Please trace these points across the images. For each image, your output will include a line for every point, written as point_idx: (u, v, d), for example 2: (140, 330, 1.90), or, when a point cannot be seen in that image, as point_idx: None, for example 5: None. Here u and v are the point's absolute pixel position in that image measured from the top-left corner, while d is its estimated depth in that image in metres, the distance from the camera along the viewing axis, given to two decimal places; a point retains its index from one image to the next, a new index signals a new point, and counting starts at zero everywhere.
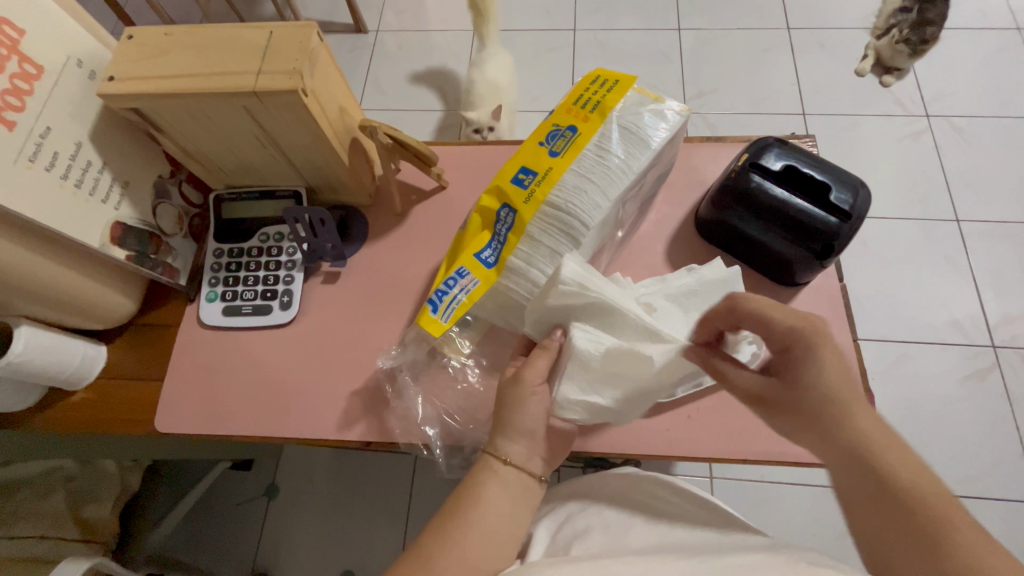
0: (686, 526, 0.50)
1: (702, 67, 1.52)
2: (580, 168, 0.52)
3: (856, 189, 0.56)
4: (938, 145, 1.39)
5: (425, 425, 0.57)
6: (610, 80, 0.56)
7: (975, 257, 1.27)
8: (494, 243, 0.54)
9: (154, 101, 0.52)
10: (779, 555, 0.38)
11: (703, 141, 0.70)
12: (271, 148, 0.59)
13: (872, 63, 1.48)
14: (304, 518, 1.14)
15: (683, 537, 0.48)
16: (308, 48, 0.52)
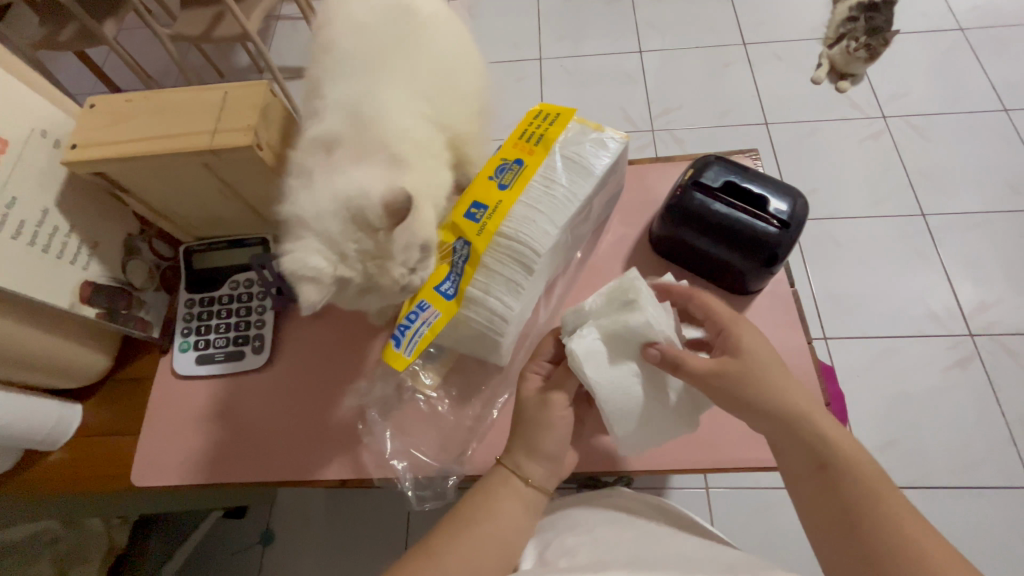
0: (676, 542, 0.51)
1: (666, 85, 1.57)
2: (528, 199, 0.55)
3: (793, 199, 0.59)
4: (897, 144, 1.44)
5: (394, 459, 0.57)
6: (552, 114, 0.59)
7: (944, 249, 1.31)
8: (453, 275, 0.56)
9: (118, 164, 0.54)
10: None
11: (653, 161, 0.74)
12: (234, 200, 0.61)
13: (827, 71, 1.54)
14: (301, 563, 1.12)
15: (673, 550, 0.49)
16: (262, 105, 0.55)
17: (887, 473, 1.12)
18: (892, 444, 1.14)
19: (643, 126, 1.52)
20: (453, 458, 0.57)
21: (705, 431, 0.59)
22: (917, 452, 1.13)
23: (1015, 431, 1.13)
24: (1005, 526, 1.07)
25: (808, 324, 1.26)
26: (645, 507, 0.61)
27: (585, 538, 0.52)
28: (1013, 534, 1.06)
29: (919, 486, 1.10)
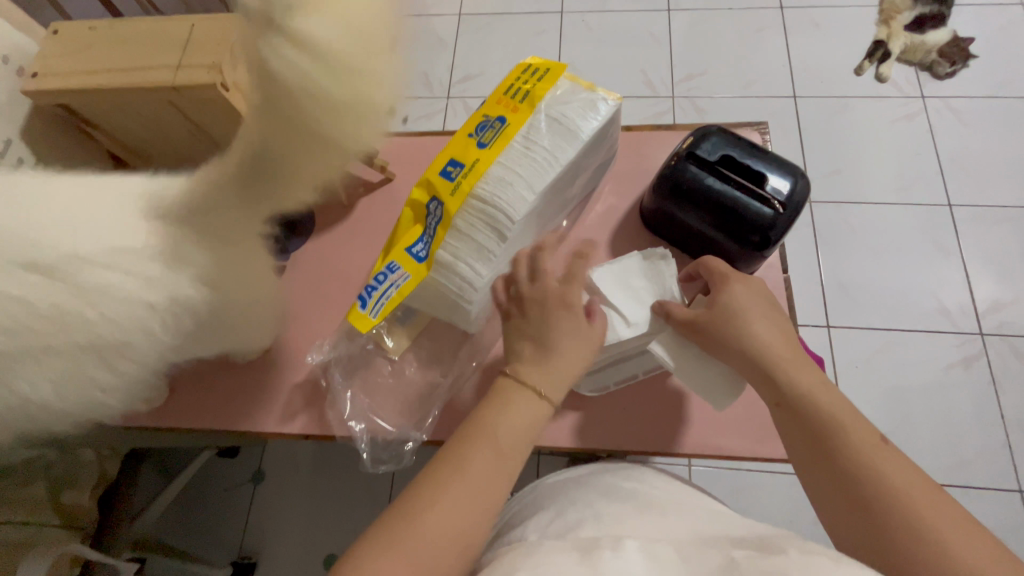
0: (680, 508, 0.49)
1: (692, 48, 1.48)
2: (506, 161, 0.51)
3: (795, 179, 0.55)
4: (932, 127, 1.35)
5: (353, 419, 0.57)
6: (541, 70, 0.56)
7: (965, 243, 1.24)
8: (425, 237, 0.53)
9: (79, 96, 0.52)
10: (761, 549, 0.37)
11: (653, 129, 0.69)
12: (206, 142, 0.59)
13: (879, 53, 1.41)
14: (288, 503, 1.15)
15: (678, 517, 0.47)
16: (230, 41, 0.52)
17: None
18: None
19: (663, 92, 1.43)
20: (414, 423, 0.57)
21: (673, 415, 0.58)
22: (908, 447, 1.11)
23: (1012, 434, 1.10)
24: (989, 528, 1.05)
25: (811, 310, 1.22)
26: (643, 474, 0.57)
27: (591, 513, 0.48)
28: None
29: None
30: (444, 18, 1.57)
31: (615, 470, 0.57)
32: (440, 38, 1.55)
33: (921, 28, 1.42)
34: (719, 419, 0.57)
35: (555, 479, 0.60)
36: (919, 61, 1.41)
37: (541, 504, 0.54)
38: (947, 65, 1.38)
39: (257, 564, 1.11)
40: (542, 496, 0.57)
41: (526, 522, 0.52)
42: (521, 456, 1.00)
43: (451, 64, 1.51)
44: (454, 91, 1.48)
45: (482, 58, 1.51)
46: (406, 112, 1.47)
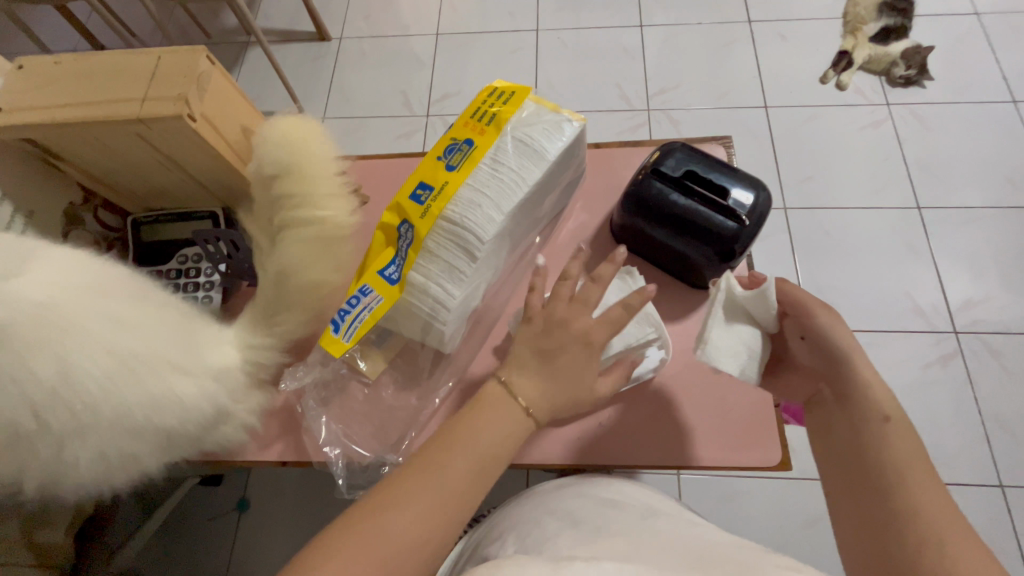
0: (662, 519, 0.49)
1: (665, 62, 1.51)
2: (474, 182, 0.52)
3: (758, 191, 0.57)
4: (898, 134, 1.39)
5: (329, 444, 0.57)
6: (507, 93, 0.57)
7: (936, 245, 1.28)
8: (397, 259, 0.54)
9: (46, 131, 0.52)
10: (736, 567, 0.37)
11: (622, 145, 0.71)
12: (174, 170, 0.59)
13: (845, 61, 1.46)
14: (274, 530, 1.13)
15: (658, 529, 0.47)
16: (195, 72, 0.52)
17: None
18: None
19: (638, 105, 1.46)
20: (391, 445, 0.57)
21: (647, 427, 0.58)
22: None
23: (991, 431, 1.12)
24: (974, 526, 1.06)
25: None
26: (621, 485, 0.57)
27: (570, 526, 0.48)
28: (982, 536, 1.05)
29: None
30: (421, 39, 1.60)
31: (591, 483, 0.57)
32: (418, 58, 1.57)
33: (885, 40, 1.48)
34: (694, 430, 0.58)
35: (534, 493, 0.60)
36: (880, 69, 1.46)
37: (516, 516, 0.54)
38: (904, 68, 1.43)
39: None
40: (518, 510, 0.56)
41: (504, 537, 0.52)
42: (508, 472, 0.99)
43: (430, 83, 1.53)
44: (432, 109, 1.50)
45: (460, 76, 1.53)
46: (386, 131, 1.48)
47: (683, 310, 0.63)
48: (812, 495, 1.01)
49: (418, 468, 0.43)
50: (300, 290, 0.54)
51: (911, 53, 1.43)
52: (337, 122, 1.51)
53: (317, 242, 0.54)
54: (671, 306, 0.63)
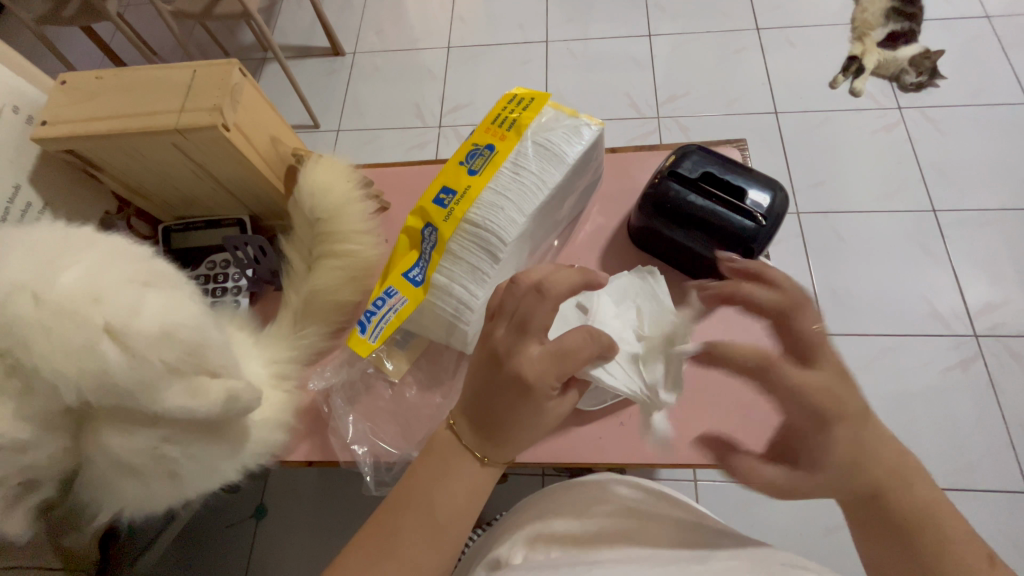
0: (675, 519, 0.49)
1: (674, 70, 1.53)
2: (496, 186, 0.54)
3: (774, 192, 0.58)
4: (911, 137, 1.39)
5: (355, 443, 0.58)
6: (526, 99, 0.59)
7: (952, 247, 1.27)
8: (421, 261, 0.55)
9: (88, 143, 0.54)
10: (751, 560, 0.38)
11: (637, 150, 0.72)
12: (205, 179, 0.61)
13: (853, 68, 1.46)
14: (291, 535, 1.14)
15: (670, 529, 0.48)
16: (229, 84, 0.54)
17: None
18: None
19: (648, 113, 1.48)
20: (414, 445, 0.58)
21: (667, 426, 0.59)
22: (910, 453, 1.11)
23: (1015, 435, 1.10)
24: (1001, 533, 1.04)
25: None
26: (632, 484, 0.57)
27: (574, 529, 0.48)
28: (1009, 544, 1.03)
29: None
30: (433, 52, 1.63)
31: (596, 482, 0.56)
32: (430, 70, 1.61)
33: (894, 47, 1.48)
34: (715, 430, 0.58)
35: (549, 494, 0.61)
36: (890, 73, 1.46)
37: (526, 513, 0.55)
38: (914, 74, 1.43)
39: None
40: (528, 508, 0.57)
41: (506, 542, 0.51)
42: (525, 476, 1.00)
43: (442, 94, 1.56)
44: (445, 120, 1.52)
45: (471, 87, 1.56)
46: (399, 142, 1.51)
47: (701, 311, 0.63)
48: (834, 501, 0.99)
49: (418, 522, 0.39)
50: (310, 310, 0.61)
51: (919, 60, 1.42)
52: (353, 134, 1.55)
53: (325, 277, 0.60)
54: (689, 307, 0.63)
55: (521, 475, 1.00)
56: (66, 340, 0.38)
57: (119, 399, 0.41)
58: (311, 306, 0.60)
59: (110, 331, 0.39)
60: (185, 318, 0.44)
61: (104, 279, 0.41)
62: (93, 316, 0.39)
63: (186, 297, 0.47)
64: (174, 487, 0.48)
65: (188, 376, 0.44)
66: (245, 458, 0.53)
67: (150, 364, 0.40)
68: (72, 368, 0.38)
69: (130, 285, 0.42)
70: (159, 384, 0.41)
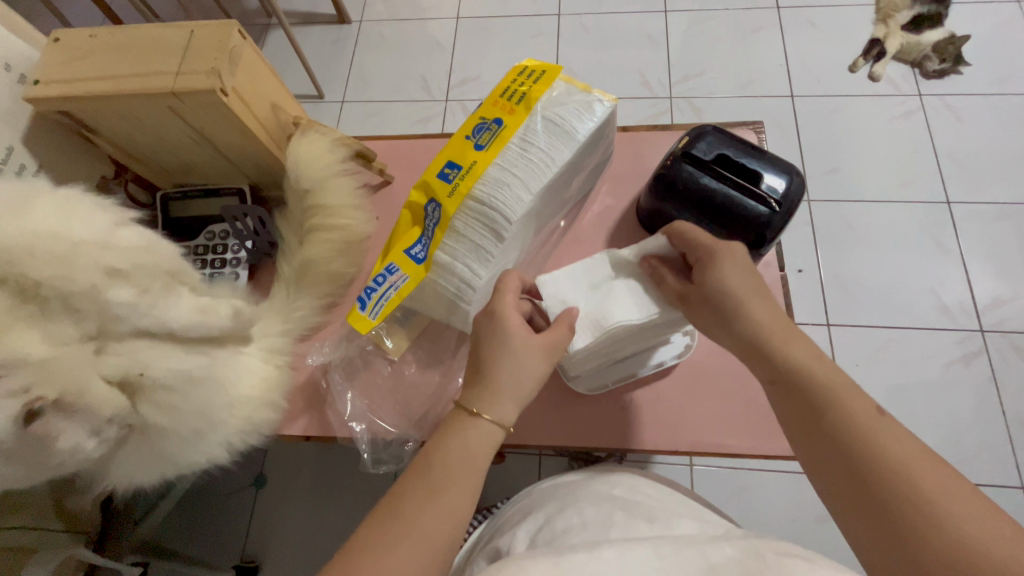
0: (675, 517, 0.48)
1: (689, 49, 1.48)
2: (503, 162, 0.52)
3: (791, 178, 0.56)
4: (930, 125, 1.35)
5: (353, 421, 0.57)
6: (537, 72, 0.56)
7: (964, 240, 1.25)
8: (424, 238, 0.54)
9: (82, 103, 0.52)
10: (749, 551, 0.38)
11: (649, 129, 0.70)
12: (204, 146, 0.60)
13: (875, 52, 1.41)
14: (290, 506, 1.15)
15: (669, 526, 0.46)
16: (228, 47, 0.52)
17: None
18: None
19: (660, 92, 1.44)
20: (412, 424, 0.57)
21: (669, 412, 0.58)
22: None
23: (1013, 431, 1.10)
24: None
25: (811, 308, 1.22)
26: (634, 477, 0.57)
27: (577, 521, 0.48)
28: None
29: None
30: (442, 23, 1.58)
31: (603, 478, 0.56)
32: (438, 41, 1.56)
33: (918, 29, 1.43)
34: (716, 419, 0.57)
35: (548, 484, 0.60)
36: (912, 59, 1.41)
37: (533, 508, 0.54)
38: (937, 61, 1.38)
39: (259, 567, 1.11)
40: (529, 503, 0.57)
41: (516, 529, 0.52)
42: (521, 456, 1.00)
43: (450, 67, 1.52)
44: (452, 94, 1.49)
45: (480, 60, 1.52)
46: (404, 116, 1.48)
47: None
48: None
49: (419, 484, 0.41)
50: (306, 287, 0.60)
51: (943, 46, 1.37)
52: (357, 106, 1.51)
53: (323, 253, 0.60)
54: None
55: (519, 456, 1.00)
56: (55, 257, 0.40)
57: (117, 321, 0.43)
58: (307, 282, 0.60)
59: (93, 247, 0.42)
60: (164, 247, 0.49)
61: (80, 215, 0.44)
62: (71, 240, 0.42)
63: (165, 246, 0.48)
64: (154, 449, 0.48)
65: (177, 295, 0.48)
66: (235, 432, 0.52)
67: (136, 279, 0.44)
68: (70, 283, 0.40)
69: (104, 220, 0.45)
70: (153, 298, 0.45)
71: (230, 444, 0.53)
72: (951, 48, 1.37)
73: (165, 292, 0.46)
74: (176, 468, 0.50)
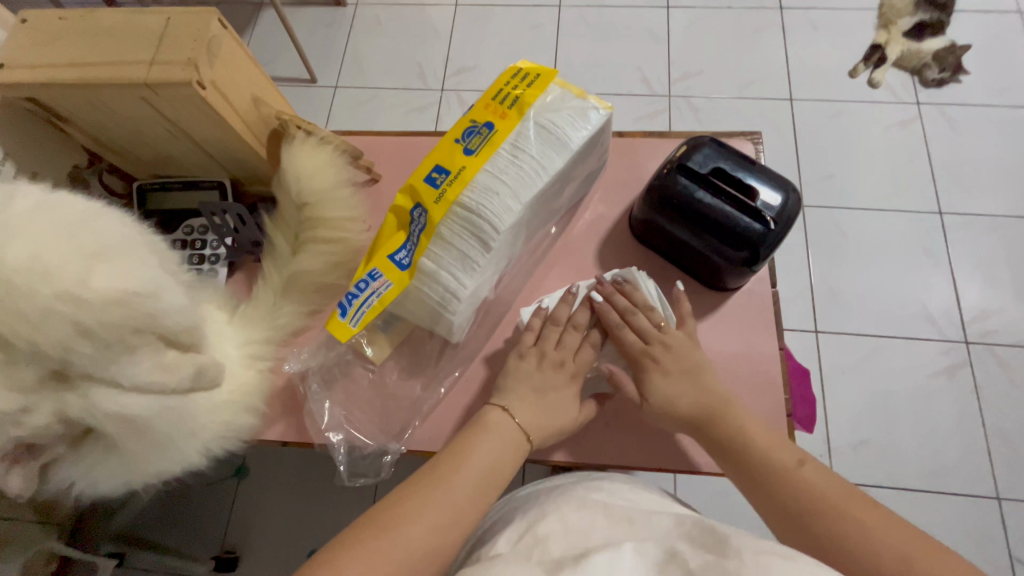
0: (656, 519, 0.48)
1: (690, 47, 1.46)
2: (492, 168, 0.50)
3: (787, 194, 0.55)
4: (927, 135, 1.35)
5: (331, 430, 0.56)
6: (532, 74, 0.54)
7: (954, 251, 1.25)
8: (409, 244, 0.52)
9: (49, 91, 0.50)
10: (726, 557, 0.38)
11: (645, 135, 0.68)
12: (181, 138, 0.57)
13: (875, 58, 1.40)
14: (271, 499, 1.14)
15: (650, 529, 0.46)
16: (206, 37, 0.50)
17: (859, 471, 1.10)
18: (864, 443, 1.12)
19: (659, 90, 1.42)
20: (392, 435, 0.56)
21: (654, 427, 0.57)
22: (887, 452, 1.11)
23: (992, 442, 1.11)
24: (965, 535, 1.06)
25: (800, 315, 1.22)
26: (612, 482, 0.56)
27: (558, 526, 0.47)
28: (973, 546, 1.05)
29: (886, 485, 1.09)
30: (439, 9, 1.54)
31: (587, 481, 0.55)
32: (435, 28, 1.52)
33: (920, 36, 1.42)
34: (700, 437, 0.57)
35: (526, 493, 0.59)
36: (912, 66, 1.40)
37: (512, 517, 0.53)
38: (937, 70, 1.37)
39: (241, 558, 1.10)
40: (507, 512, 0.56)
41: (497, 535, 0.51)
42: None
43: (447, 56, 1.49)
44: (448, 84, 1.45)
45: (477, 50, 1.48)
46: (398, 104, 1.45)
47: (700, 313, 0.60)
48: None
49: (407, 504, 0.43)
50: (298, 295, 0.59)
51: (944, 54, 1.38)
52: (350, 92, 1.47)
53: (316, 262, 0.58)
54: (688, 307, 0.60)
55: None
56: (21, 311, 0.38)
57: (76, 367, 0.41)
58: (300, 292, 0.59)
59: (63, 301, 0.39)
60: (146, 277, 0.44)
61: (55, 247, 0.40)
62: (42, 289, 0.38)
63: (146, 260, 0.46)
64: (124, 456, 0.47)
65: (147, 348, 0.44)
66: (208, 439, 0.51)
67: (104, 336, 0.41)
68: (38, 337, 0.39)
69: (82, 245, 0.41)
70: (125, 339, 0.42)
71: (204, 450, 0.51)
72: (950, 58, 1.38)
73: (134, 347, 0.43)
74: (146, 475, 0.50)
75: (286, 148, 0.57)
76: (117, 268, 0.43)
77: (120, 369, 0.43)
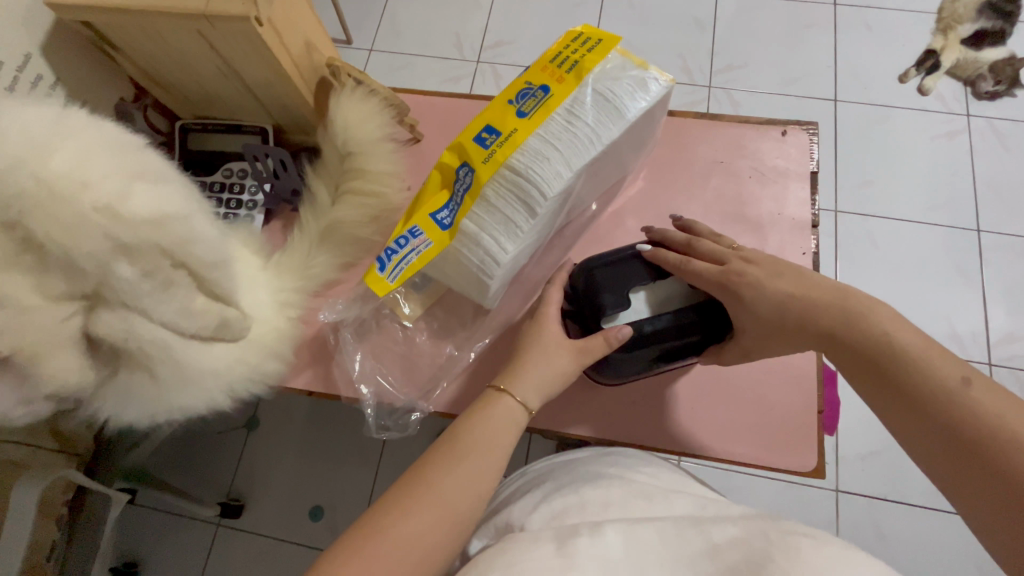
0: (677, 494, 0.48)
1: (736, 38, 1.41)
2: (545, 133, 0.49)
3: None
4: (974, 148, 1.30)
5: (361, 383, 0.56)
6: (593, 39, 0.52)
7: (988, 271, 1.21)
8: (452, 203, 0.51)
9: (105, 15, 0.49)
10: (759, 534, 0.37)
11: (695, 117, 0.67)
12: (230, 77, 0.56)
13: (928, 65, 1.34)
14: (278, 454, 1.16)
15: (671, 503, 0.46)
16: None
17: None
18: None
19: (700, 80, 1.38)
20: (419, 394, 0.56)
21: (681, 413, 0.57)
22: None
23: None
24: None
25: None
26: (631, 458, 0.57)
27: (579, 498, 0.47)
28: None
29: None
30: None
31: (602, 456, 0.55)
32: None
33: (978, 44, 1.33)
34: (723, 424, 0.57)
35: (541, 462, 0.60)
36: (966, 76, 1.34)
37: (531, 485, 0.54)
38: (992, 82, 1.31)
39: (245, 506, 1.13)
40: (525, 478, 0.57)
41: (512, 503, 0.52)
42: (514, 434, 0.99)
43: (485, 28, 1.46)
44: (484, 56, 1.43)
45: (516, 24, 1.45)
46: (431, 73, 1.43)
47: None
48: (811, 501, 1.02)
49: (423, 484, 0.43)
50: (335, 249, 0.59)
51: (1001, 66, 1.30)
52: (384, 56, 1.45)
53: (355, 217, 0.58)
54: None
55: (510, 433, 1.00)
56: (56, 217, 0.37)
57: (112, 291, 0.40)
58: (337, 245, 0.59)
59: (100, 215, 0.38)
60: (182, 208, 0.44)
61: (101, 165, 0.39)
62: (81, 204, 0.38)
63: (180, 193, 0.46)
64: (156, 388, 0.47)
65: (180, 286, 0.44)
66: (237, 380, 0.52)
67: (142, 257, 0.41)
68: (68, 251, 0.37)
69: (124, 168, 0.41)
70: (162, 263, 0.42)
71: (232, 390, 0.52)
72: (1008, 70, 1.30)
73: (169, 282, 0.43)
74: (174, 411, 0.50)
75: (336, 98, 0.57)
76: (156, 194, 0.42)
77: (154, 293, 0.42)
